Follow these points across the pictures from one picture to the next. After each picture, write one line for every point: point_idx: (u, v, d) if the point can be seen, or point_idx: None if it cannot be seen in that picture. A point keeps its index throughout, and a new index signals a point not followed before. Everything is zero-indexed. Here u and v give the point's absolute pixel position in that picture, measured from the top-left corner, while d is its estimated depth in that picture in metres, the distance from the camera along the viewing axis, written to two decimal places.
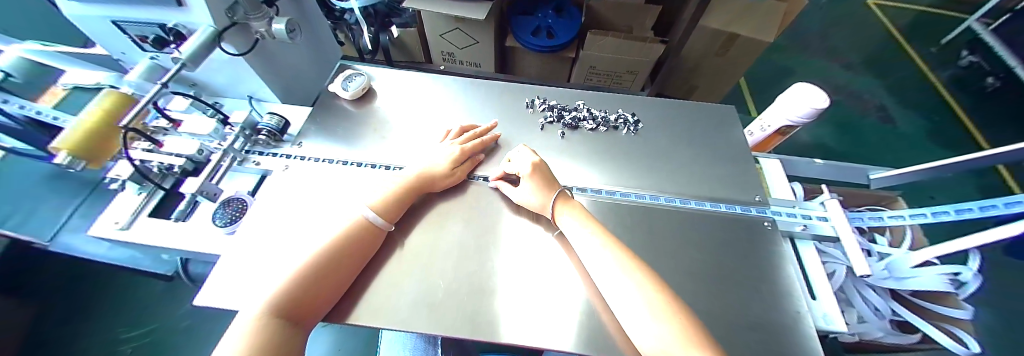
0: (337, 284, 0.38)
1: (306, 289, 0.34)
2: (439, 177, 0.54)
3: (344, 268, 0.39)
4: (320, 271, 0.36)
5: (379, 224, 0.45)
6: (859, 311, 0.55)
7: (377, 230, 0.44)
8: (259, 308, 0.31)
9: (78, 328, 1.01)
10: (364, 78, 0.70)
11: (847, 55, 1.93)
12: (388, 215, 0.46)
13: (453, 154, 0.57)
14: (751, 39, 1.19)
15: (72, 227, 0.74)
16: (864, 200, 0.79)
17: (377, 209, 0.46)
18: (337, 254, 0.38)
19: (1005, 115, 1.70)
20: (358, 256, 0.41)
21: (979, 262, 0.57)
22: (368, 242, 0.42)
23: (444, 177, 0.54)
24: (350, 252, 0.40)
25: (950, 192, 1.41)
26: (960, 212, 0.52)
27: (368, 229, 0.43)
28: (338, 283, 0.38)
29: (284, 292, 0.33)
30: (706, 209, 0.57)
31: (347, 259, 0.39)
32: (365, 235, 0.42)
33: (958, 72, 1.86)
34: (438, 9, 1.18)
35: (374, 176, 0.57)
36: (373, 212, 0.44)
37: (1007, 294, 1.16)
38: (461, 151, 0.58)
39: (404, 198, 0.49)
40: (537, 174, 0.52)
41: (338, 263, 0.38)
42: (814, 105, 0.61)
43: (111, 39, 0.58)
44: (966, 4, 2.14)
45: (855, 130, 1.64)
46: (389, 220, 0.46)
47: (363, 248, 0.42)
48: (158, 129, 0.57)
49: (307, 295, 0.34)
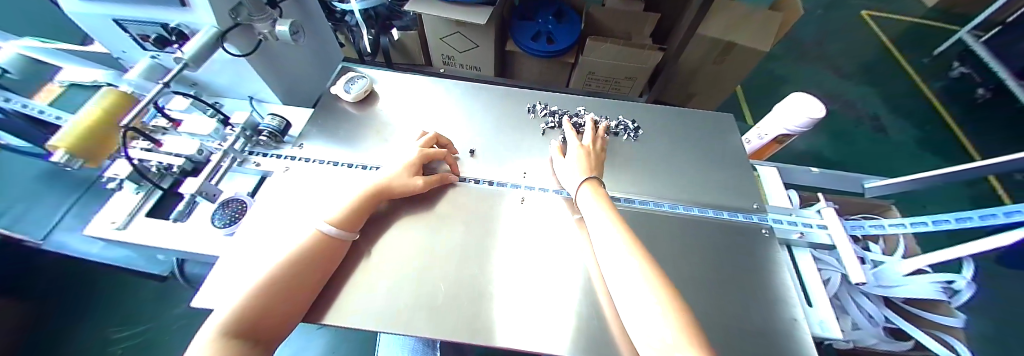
0: (299, 303, 0.37)
1: (267, 302, 0.33)
2: (398, 184, 0.50)
3: (297, 282, 0.37)
4: (282, 283, 0.35)
5: (337, 235, 0.42)
6: (853, 318, 0.56)
7: (337, 242, 0.42)
8: (213, 331, 0.29)
9: (69, 329, 0.99)
10: (367, 80, 0.70)
11: (842, 65, 1.97)
12: (346, 225, 0.44)
13: (411, 160, 0.54)
14: (748, 48, 1.22)
15: (67, 226, 0.73)
16: (859, 208, 0.80)
17: (334, 223, 0.43)
18: (294, 270, 0.37)
19: (995, 125, 1.75)
20: (317, 270, 0.39)
21: (973, 270, 0.57)
22: (327, 254, 0.41)
23: (405, 183, 0.51)
24: (310, 265, 0.39)
25: (941, 200, 1.43)
26: (940, 222, 0.54)
27: (327, 245, 0.41)
28: (303, 292, 0.37)
29: (241, 309, 0.32)
30: (696, 215, 0.57)
31: (306, 273, 0.38)
32: (321, 250, 0.40)
33: (950, 83, 1.91)
34: (439, 13, 1.19)
35: (355, 178, 0.57)
36: (329, 226, 0.42)
37: (999, 302, 1.18)
38: (416, 156, 0.55)
39: (362, 208, 0.46)
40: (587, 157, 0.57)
41: (295, 278, 0.37)
42: (811, 115, 0.62)
43: (112, 37, 0.58)
44: (955, 17, 2.21)
45: (849, 139, 1.67)
46: (350, 230, 0.44)
47: (323, 260, 0.40)
48: (157, 129, 0.57)
49: (270, 310, 0.33)
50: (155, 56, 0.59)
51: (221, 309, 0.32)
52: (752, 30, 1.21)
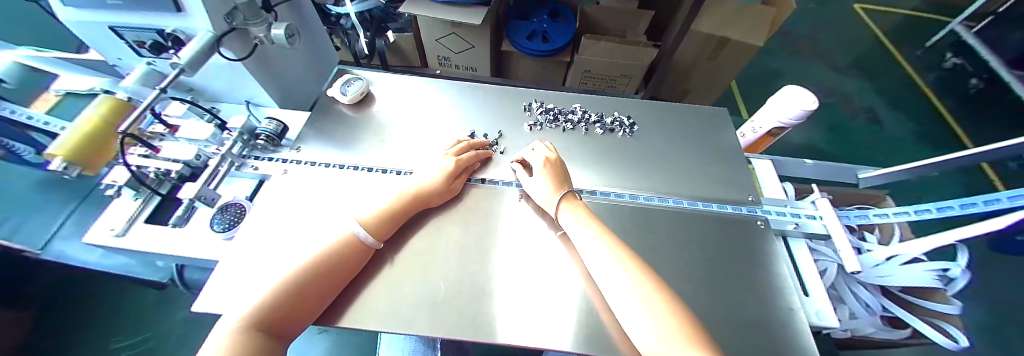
0: (324, 290, 0.37)
1: (289, 305, 0.34)
2: (436, 194, 0.52)
3: (320, 288, 0.37)
4: (303, 288, 0.36)
5: (368, 242, 0.43)
6: (851, 307, 0.56)
7: (365, 249, 0.43)
8: (236, 322, 0.31)
9: (69, 338, 0.99)
10: (363, 83, 0.70)
11: (836, 58, 1.98)
12: (377, 233, 0.44)
13: (447, 167, 0.55)
14: (741, 44, 1.22)
15: (65, 235, 0.72)
16: (855, 199, 0.81)
17: (367, 227, 0.44)
18: (315, 274, 0.37)
19: (988, 114, 1.76)
20: (334, 279, 0.39)
21: (967, 257, 0.58)
22: (354, 259, 0.41)
23: (440, 194, 0.53)
24: (331, 271, 0.39)
25: (936, 190, 1.44)
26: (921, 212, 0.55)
27: (355, 248, 0.42)
28: (330, 287, 0.38)
29: (267, 303, 0.33)
30: (676, 208, 0.58)
31: (330, 276, 0.38)
32: (350, 253, 0.41)
33: (944, 74, 1.93)
34: (434, 14, 1.20)
35: (385, 181, 0.57)
36: (362, 230, 0.43)
37: (997, 290, 1.19)
38: (456, 162, 0.56)
39: (394, 218, 0.47)
40: (550, 166, 0.55)
41: (307, 291, 0.36)
42: (804, 107, 0.63)
43: (106, 45, 0.58)
44: (947, 8, 2.22)
45: (844, 131, 1.69)
46: (378, 238, 0.44)
47: (336, 277, 0.39)
48: (155, 135, 0.57)
49: (293, 308, 0.34)
50: (151, 62, 0.59)
51: (232, 311, 0.33)
52: (746, 24, 1.21)
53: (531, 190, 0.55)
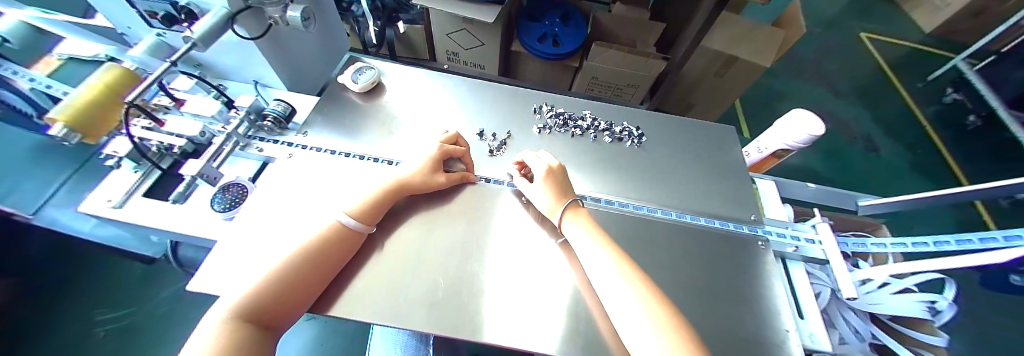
0: (317, 282, 0.37)
1: (279, 295, 0.33)
2: (417, 179, 0.51)
3: (314, 277, 0.37)
4: (299, 278, 0.35)
5: (357, 227, 0.43)
6: (841, 332, 0.57)
7: (354, 234, 0.43)
8: (228, 309, 0.30)
9: (52, 307, 0.97)
10: (375, 72, 0.70)
11: (839, 84, 2.00)
12: (366, 218, 0.44)
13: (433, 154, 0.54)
14: (748, 63, 1.23)
15: (58, 202, 0.71)
16: (851, 225, 0.82)
17: (353, 215, 0.43)
18: (309, 264, 0.37)
19: (984, 152, 1.79)
20: (325, 269, 0.38)
21: (955, 292, 0.59)
22: (345, 248, 0.41)
23: (424, 181, 0.52)
24: (326, 261, 0.39)
25: (928, 223, 1.47)
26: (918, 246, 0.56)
27: (343, 235, 0.41)
28: (323, 275, 0.38)
29: (260, 290, 0.33)
30: (678, 222, 0.58)
31: (326, 266, 0.38)
32: (337, 241, 0.40)
33: (942, 108, 1.96)
34: (446, 8, 1.19)
35: (374, 170, 0.57)
36: (347, 217, 0.42)
37: (979, 325, 1.21)
38: (439, 149, 0.55)
39: (382, 202, 0.47)
40: (551, 177, 0.53)
41: (300, 283, 0.35)
42: (811, 132, 0.63)
43: (118, 13, 0.56)
44: (952, 44, 2.25)
45: (843, 158, 1.70)
46: (367, 223, 0.44)
47: (331, 263, 0.39)
48: (159, 107, 0.56)
49: (287, 298, 0.34)
50: (161, 34, 0.56)
51: (227, 297, 0.32)
52: (756, 44, 1.22)
53: (532, 197, 0.54)
